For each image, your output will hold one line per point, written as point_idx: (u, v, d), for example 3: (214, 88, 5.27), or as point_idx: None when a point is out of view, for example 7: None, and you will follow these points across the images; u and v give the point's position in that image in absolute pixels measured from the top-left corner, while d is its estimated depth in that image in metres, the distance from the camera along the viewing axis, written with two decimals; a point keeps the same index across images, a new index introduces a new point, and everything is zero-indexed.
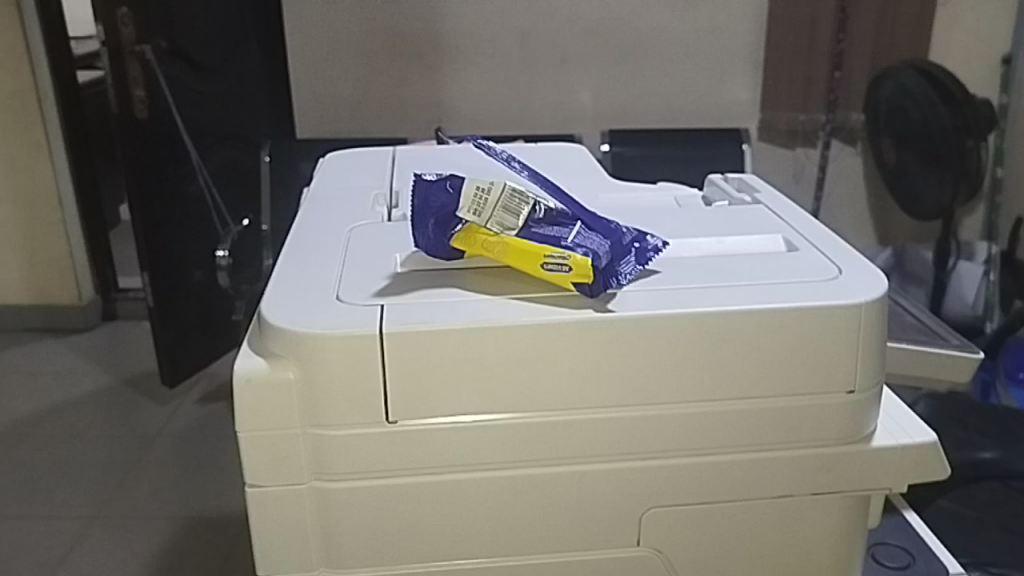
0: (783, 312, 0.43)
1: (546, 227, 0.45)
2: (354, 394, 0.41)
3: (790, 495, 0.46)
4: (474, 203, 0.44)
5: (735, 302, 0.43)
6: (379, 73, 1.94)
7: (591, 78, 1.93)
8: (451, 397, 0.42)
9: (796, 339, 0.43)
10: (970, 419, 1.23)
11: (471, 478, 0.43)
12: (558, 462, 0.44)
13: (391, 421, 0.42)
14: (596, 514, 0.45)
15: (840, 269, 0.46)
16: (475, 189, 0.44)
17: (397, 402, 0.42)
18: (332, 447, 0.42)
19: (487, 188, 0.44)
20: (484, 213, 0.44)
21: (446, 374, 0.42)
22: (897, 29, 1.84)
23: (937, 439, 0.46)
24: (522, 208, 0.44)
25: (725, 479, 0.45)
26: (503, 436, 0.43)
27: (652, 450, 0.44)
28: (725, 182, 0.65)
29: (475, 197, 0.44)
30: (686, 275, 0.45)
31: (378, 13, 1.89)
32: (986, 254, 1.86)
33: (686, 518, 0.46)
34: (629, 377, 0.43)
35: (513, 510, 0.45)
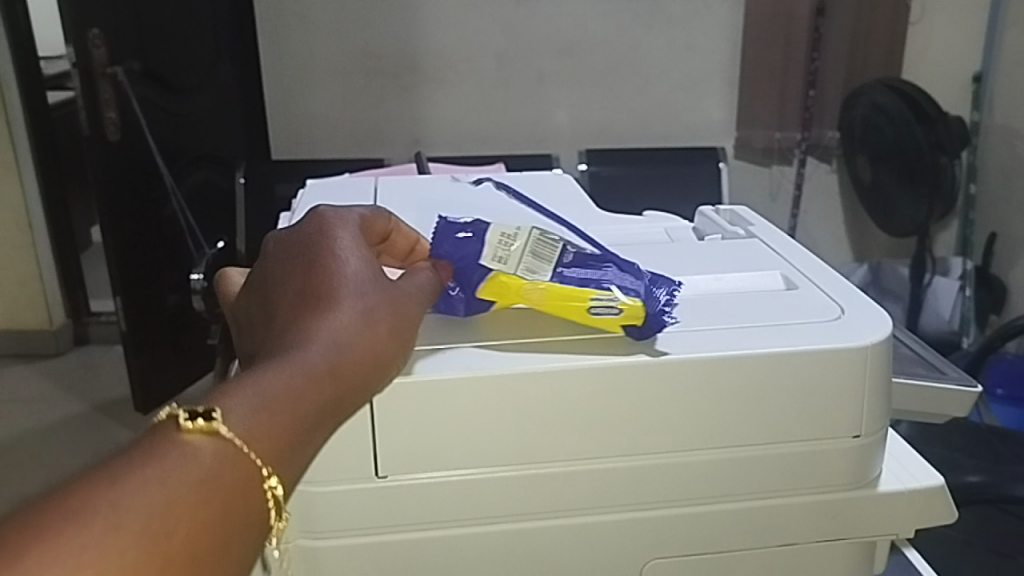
0: (788, 357, 0.41)
1: (577, 269, 0.43)
2: (343, 446, 0.39)
3: (796, 542, 0.44)
4: (499, 250, 0.43)
5: (737, 347, 0.41)
6: (355, 94, 1.91)
7: (569, 98, 1.92)
8: (445, 449, 0.40)
9: (801, 383, 0.42)
10: (953, 439, 1.23)
11: (468, 532, 0.42)
12: (557, 514, 0.42)
13: (381, 475, 0.40)
14: (595, 565, 0.43)
15: (842, 308, 0.45)
16: (499, 235, 0.44)
17: (388, 456, 0.40)
18: (320, 502, 0.40)
19: (512, 235, 0.44)
20: (510, 261, 0.43)
21: (439, 425, 0.40)
22: (871, 48, 1.85)
23: (944, 482, 0.45)
24: (550, 252, 0.43)
25: (727, 530, 0.44)
26: (498, 488, 0.41)
27: (654, 500, 0.42)
28: (716, 214, 0.65)
29: (499, 243, 0.43)
30: (690, 318, 0.44)
31: (352, 32, 1.86)
32: (961, 270, 1.87)
33: (688, 567, 0.44)
34: (631, 425, 0.41)
35: (509, 565, 0.43)
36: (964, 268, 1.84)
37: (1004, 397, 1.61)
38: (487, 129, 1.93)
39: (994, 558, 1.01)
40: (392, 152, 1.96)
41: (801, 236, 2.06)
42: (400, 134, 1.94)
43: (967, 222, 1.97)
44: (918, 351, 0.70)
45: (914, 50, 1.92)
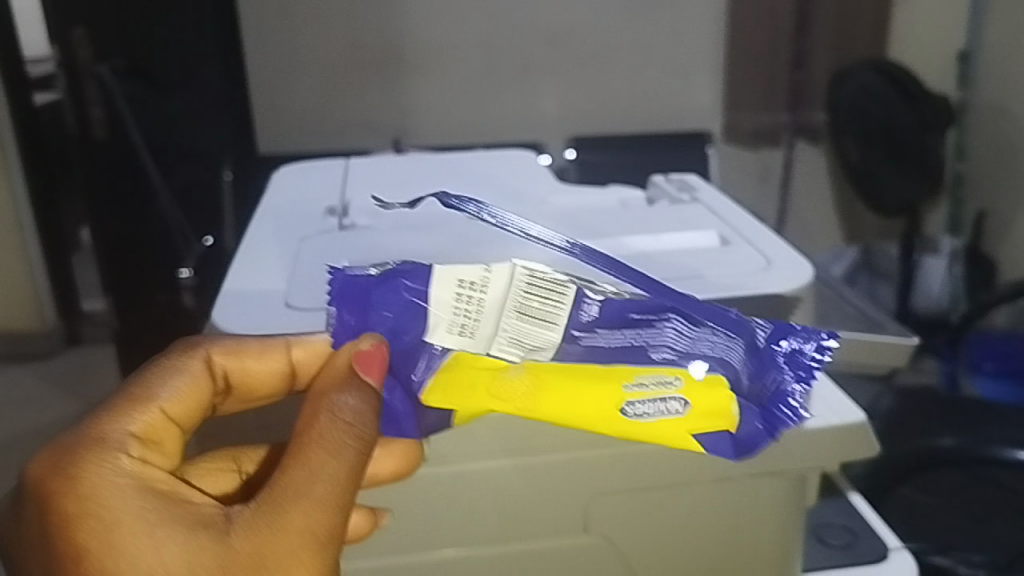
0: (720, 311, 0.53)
1: (608, 331, 0.45)
2: None
3: (729, 477, 0.55)
4: (460, 317, 0.45)
5: None
6: (331, 82, 1.80)
7: (557, 87, 1.83)
8: None
9: None
10: (933, 410, 1.21)
11: (460, 474, 0.53)
12: (529, 455, 0.53)
13: None
14: (557, 502, 0.55)
15: (769, 260, 0.57)
16: (460, 285, 0.44)
17: None
18: None
19: (472, 282, 0.44)
20: (478, 333, 0.45)
21: None
22: (857, 25, 1.80)
23: (865, 419, 0.53)
24: (533, 301, 0.44)
25: (666, 471, 0.54)
26: (478, 433, 0.52)
27: (607, 442, 0.53)
28: (666, 184, 0.73)
29: (462, 301, 0.45)
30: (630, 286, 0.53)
31: (322, 16, 1.75)
32: (951, 248, 1.89)
33: (627, 502, 0.55)
34: None
35: (494, 501, 0.54)
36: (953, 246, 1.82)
37: (992, 372, 1.57)
38: (469, 122, 1.84)
39: (967, 525, 1.02)
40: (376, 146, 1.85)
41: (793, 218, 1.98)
42: (382, 126, 1.84)
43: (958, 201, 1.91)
44: (863, 311, 0.82)
45: (905, 25, 1.83)
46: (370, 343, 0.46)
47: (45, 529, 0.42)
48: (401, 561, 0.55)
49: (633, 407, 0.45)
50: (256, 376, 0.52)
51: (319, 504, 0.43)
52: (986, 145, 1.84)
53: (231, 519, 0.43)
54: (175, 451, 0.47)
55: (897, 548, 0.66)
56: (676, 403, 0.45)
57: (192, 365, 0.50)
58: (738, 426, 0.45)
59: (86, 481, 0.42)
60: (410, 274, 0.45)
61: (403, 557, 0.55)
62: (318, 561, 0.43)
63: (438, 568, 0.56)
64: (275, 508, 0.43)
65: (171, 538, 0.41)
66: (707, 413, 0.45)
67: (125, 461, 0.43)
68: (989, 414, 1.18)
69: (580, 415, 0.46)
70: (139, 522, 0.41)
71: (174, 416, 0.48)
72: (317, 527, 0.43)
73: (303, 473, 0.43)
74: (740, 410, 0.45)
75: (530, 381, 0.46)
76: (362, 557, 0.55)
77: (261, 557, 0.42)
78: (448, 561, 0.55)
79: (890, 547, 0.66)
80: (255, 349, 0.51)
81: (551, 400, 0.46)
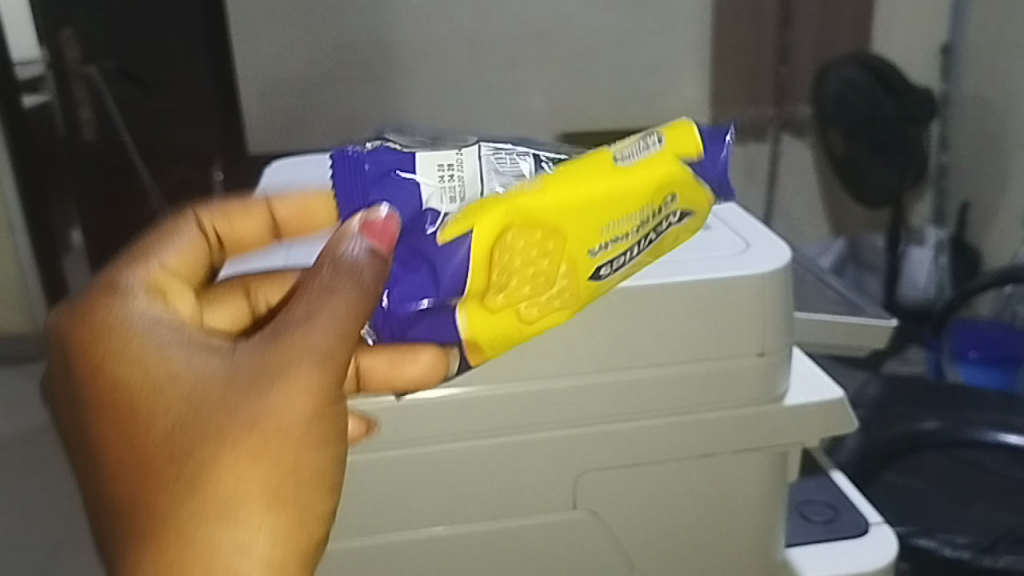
0: (698, 285, 0.56)
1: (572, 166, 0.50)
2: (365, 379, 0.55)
3: (714, 453, 0.60)
4: (448, 177, 0.47)
5: (652, 279, 0.55)
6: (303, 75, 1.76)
7: (544, 84, 1.82)
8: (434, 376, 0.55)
9: (703, 308, 0.56)
10: (920, 397, 1.19)
11: (456, 450, 0.57)
12: (522, 432, 0.58)
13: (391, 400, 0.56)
14: (547, 480, 0.59)
15: (747, 243, 0.59)
16: (438, 160, 0.47)
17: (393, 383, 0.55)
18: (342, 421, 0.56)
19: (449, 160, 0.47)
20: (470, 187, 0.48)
21: None
22: (841, 15, 1.78)
23: (841, 397, 0.62)
24: (506, 160, 0.49)
25: (653, 445, 0.59)
26: (474, 409, 0.56)
27: (601, 417, 0.58)
28: None
29: (445, 167, 0.47)
30: (618, 271, 0.56)
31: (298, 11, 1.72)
32: (937, 240, 1.84)
33: (613, 480, 0.60)
34: (574, 352, 0.56)
35: (488, 478, 0.58)
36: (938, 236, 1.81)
37: (977, 360, 1.56)
38: (456, 121, 1.81)
39: (953, 508, 1.04)
40: None
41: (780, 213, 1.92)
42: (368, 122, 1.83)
43: (942, 192, 1.88)
44: (841, 293, 0.89)
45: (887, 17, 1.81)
46: (381, 214, 0.44)
47: (61, 357, 0.42)
48: (398, 538, 0.59)
49: (620, 158, 0.48)
50: (246, 235, 0.53)
51: (322, 325, 0.41)
52: (969, 136, 1.80)
53: (237, 344, 0.42)
54: (182, 299, 0.47)
55: (876, 521, 0.68)
56: (652, 139, 0.48)
57: (184, 225, 0.50)
58: (706, 149, 0.49)
59: (96, 308, 0.42)
60: (389, 155, 0.47)
61: (395, 536, 0.59)
62: (324, 384, 0.41)
63: (432, 545, 0.59)
64: (280, 330, 0.41)
65: (179, 357, 0.41)
66: (680, 143, 0.49)
67: (133, 292, 0.43)
68: (971, 399, 1.18)
69: (589, 191, 0.46)
70: (148, 341, 0.41)
71: (175, 271, 0.48)
72: (319, 348, 0.41)
73: (309, 299, 0.41)
74: (701, 132, 0.49)
75: (529, 183, 0.47)
76: (357, 536, 0.59)
77: (265, 368, 0.40)
78: (435, 539, 0.59)
79: (870, 521, 0.68)
80: (240, 207, 0.52)
81: (554, 186, 0.46)
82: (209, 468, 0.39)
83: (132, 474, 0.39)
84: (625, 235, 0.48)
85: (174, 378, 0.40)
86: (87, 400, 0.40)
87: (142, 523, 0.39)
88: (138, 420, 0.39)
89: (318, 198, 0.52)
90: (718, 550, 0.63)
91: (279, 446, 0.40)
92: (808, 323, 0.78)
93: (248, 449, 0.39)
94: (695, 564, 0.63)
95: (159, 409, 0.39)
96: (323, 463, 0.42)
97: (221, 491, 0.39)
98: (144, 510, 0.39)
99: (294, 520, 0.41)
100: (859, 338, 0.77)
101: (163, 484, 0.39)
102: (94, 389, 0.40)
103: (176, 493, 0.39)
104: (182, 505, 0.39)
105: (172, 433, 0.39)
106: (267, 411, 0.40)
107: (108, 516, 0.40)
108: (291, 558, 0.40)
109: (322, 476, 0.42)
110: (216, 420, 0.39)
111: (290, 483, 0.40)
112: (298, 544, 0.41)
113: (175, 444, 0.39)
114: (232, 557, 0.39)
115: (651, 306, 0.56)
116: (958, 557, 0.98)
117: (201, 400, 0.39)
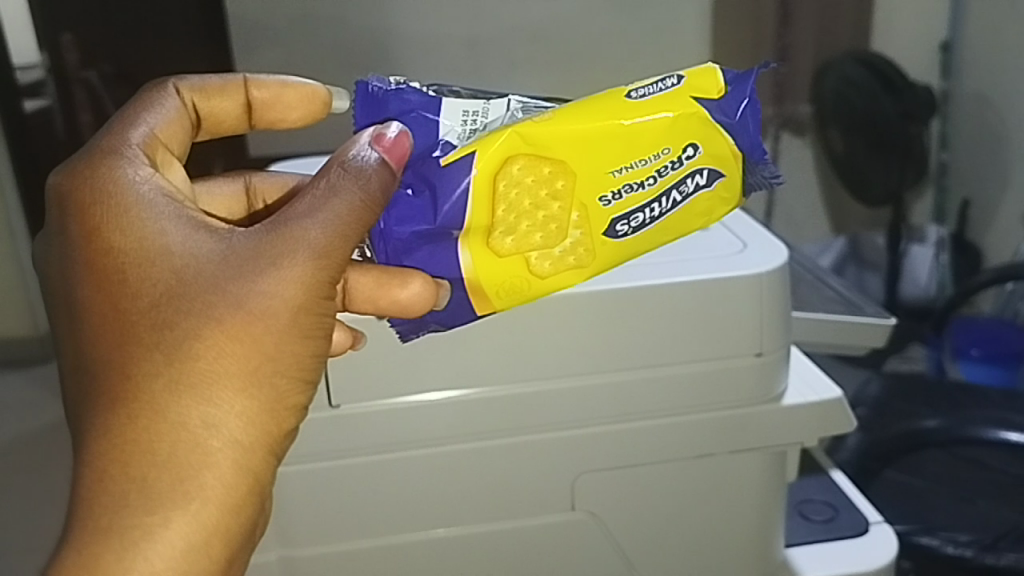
0: (695, 285, 0.56)
1: None
2: (364, 379, 0.56)
3: (711, 454, 0.60)
4: (468, 128, 0.53)
5: (647, 279, 0.56)
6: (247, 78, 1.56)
7: (543, 82, 1.59)
8: (433, 376, 0.56)
9: (701, 306, 0.56)
10: (920, 394, 1.18)
11: (455, 451, 0.58)
12: (521, 433, 0.58)
13: (391, 398, 0.56)
14: (546, 481, 0.59)
15: (745, 243, 0.60)
16: (463, 112, 0.53)
17: (394, 383, 0.56)
18: (343, 420, 0.56)
19: (474, 111, 0.53)
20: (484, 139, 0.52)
21: (443, 354, 0.55)
22: (841, 14, 1.63)
23: (840, 396, 0.62)
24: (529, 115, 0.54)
25: (648, 445, 0.59)
26: (473, 407, 0.57)
27: (597, 418, 0.58)
28: None
29: (466, 119, 0.53)
30: (613, 272, 0.56)
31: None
32: (938, 237, 1.79)
33: (610, 481, 0.60)
34: (572, 350, 0.56)
35: (487, 479, 0.59)
36: (940, 234, 1.76)
37: (979, 357, 1.55)
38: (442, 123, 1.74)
39: (955, 504, 1.04)
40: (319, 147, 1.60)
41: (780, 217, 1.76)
42: None
43: (943, 190, 1.80)
44: (841, 293, 0.89)
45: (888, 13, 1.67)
46: (394, 129, 0.50)
47: (62, 219, 0.46)
48: (399, 540, 0.59)
49: (636, 95, 0.51)
50: (222, 112, 0.58)
51: (322, 222, 0.46)
52: None
53: (234, 231, 0.46)
54: (170, 169, 0.52)
55: (877, 521, 0.68)
56: (672, 80, 0.51)
57: (165, 96, 0.55)
58: (727, 91, 0.50)
59: (100, 175, 0.46)
60: (419, 97, 0.53)
61: (398, 537, 0.59)
62: (317, 277, 0.45)
63: (433, 548, 0.60)
64: (281, 222, 0.46)
65: (176, 234, 0.45)
66: (699, 86, 0.50)
67: (137, 162, 0.48)
68: (973, 398, 1.17)
69: (598, 127, 0.50)
70: (148, 213, 0.45)
71: (165, 141, 0.53)
72: (315, 243, 0.45)
73: (317, 197, 0.47)
74: (724, 76, 0.51)
75: (547, 116, 0.50)
76: (360, 539, 0.59)
77: (260, 255, 0.45)
78: (439, 540, 0.60)
79: (870, 521, 0.68)
80: (217, 85, 0.57)
81: (569, 120, 0.50)
82: (190, 341, 0.43)
83: (117, 328, 0.43)
84: (641, 182, 0.51)
85: (169, 250, 0.44)
86: (84, 262, 0.45)
87: (116, 385, 0.42)
88: (130, 286, 0.44)
89: (296, 92, 0.59)
90: (716, 550, 0.63)
91: (260, 329, 0.44)
92: (807, 322, 0.79)
93: (230, 328, 0.44)
94: (695, 564, 0.63)
95: (152, 277, 0.44)
96: (302, 354, 0.46)
97: (198, 363, 0.43)
98: (122, 371, 0.43)
99: (263, 405, 0.45)
100: (859, 337, 0.78)
101: (144, 348, 0.43)
102: (92, 252, 0.45)
103: (155, 360, 0.43)
104: (159, 370, 0.42)
105: (160, 301, 0.43)
106: (255, 293, 0.44)
107: (84, 363, 0.44)
108: (255, 439, 0.45)
109: (297, 367, 0.46)
110: (204, 293, 0.44)
111: (265, 369, 0.45)
112: (264, 428, 0.45)
113: (163, 308, 0.43)
114: (200, 429, 0.43)
115: (646, 303, 0.56)
116: (959, 555, 0.98)
117: (193, 274, 0.44)
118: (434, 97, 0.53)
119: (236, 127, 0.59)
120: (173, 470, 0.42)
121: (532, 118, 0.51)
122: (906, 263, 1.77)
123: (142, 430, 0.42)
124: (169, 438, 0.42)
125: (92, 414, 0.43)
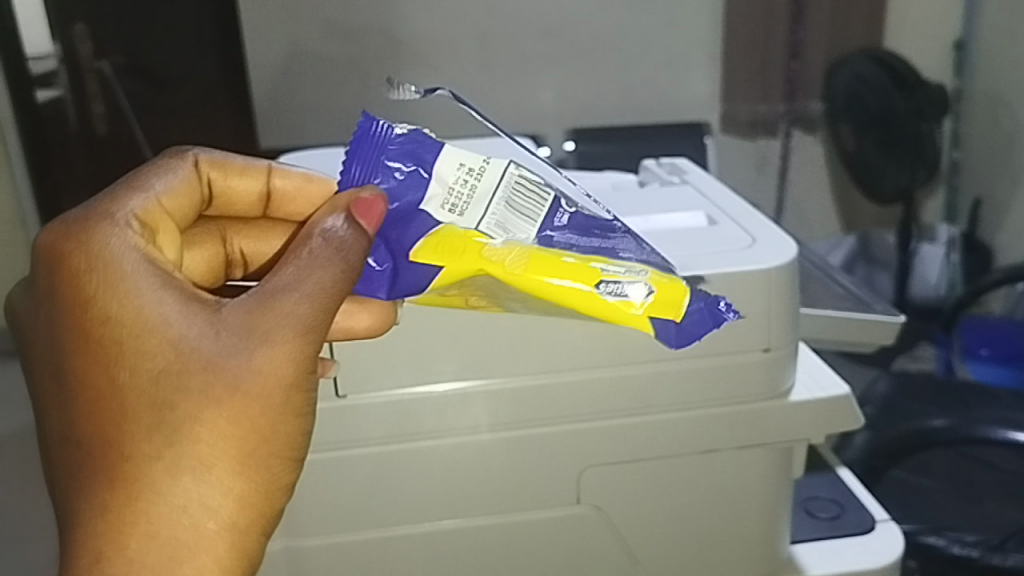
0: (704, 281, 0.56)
1: (578, 233, 0.49)
2: (373, 368, 0.56)
3: (718, 449, 0.60)
4: (449, 194, 0.48)
5: None
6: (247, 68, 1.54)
7: (554, 77, 1.54)
8: (437, 369, 0.56)
9: None
10: (927, 394, 1.18)
11: (463, 443, 0.58)
12: (523, 425, 0.58)
13: (396, 389, 0.56)
14: (548, 477, 0.59)
15: (754, 238, 0.60)
16: (459, 167, 0.48)
17: (400, 374, 0.56)
18: (352, 410, 0.56)
19: (471, 168, 0.48)
20: (464, 211, 0.48)
21: (450, 345, 0.56)
22: (854, 11, 1.60)
23: (848, 393, 0.61)
24: (529, 203, 0.48)
25: (651, 445, 0.59)
26: (476, 400, 0.57)
27: (601, 414, 0.58)
28: (658, 168, 0.81)
29: (458, 176, 0.48)
30: None
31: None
32: (949, 235, 1.75)
33: (616, 476, 0.60)
34: (576, 350, 0.57)
35: (494, 471, 0.59)
36: (950, 235, 1.74)
37: (989, 358, 1.54)
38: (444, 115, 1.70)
39: (963, 505, 1.03)
40: (317, 134, 1.50)
41: (788, 217, 1.72)
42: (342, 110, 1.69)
43: (953, 188, 1.77)
44: (851, 292, 0.89)
45: (899, 10, 1.64)
46: (369, 194, 0.48)
47: (52, 282, 0.45)
48: (396, 533, 0.59)
49: (605, 288, 0.47)
50: (236, 192, 0.58)
51: (307, 298, 0.45)
52: (986, 132, 1.71)
53: (224, 302, 0.45)
54: (168, 240, 0.50)
55: (883, 519, 0.68)
56: (643, 289, 0.46)
57: (180, 164, 0.54)
58: (687, 321, 0.46)
59: (96, 242, 0.45)
60: (422, 147, 0.49)
61: (403, 528, 0.59)
62: (304, 352, 0.45)
63: (437, 539, 0.60)
64: (269, 292, 0.45)
65: (171, 308, 0.44)
66: (663, 303, 0.47)
67: (128, 228, 0.47)
68: (982, 398, 1.16)
69: (559, 287, 0.47)
70: (141, 286, 0.44)
71: (168, 209, 0.52)
72: (302, 317, 0.45)
73: (302, 263, 0.46)
74: (691, 304, 0.47)
75: (519, 254, 0.47)
76: (366, 529, 0.59)
77: (252, 330, 0.44)
78: (443, 532, 0.60)
79: (875, 519, 0.68)
80: (239, 166, 0.57)
81: (533, 267, 0.47)
82: (190, 423, 0.43)
83: (114, 403, 0.43)
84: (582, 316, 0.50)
85: (167, 325, 0.44)
86: (78, 330, 0.44)
87: (117, 464, 0.42)
88: (127, 361, 0.43)
89: (319, 186, 0.58)
90: (721, 546, 0.63)
91: (255, 411, 0.44)
92: (818, 321, 0.79)
93: (229, 408, 0.43)
94: (698, 559, 0.63)
95: (150, 352, 0.43)
96: (295, 432, 0.46)
97: (199, 446, 0.43)
98: (124, 450, 0.42)
99: (257, 486, 0.45)
100: (863, 335, 0.78)
101: (144, 429, 0.42)
102: (88, 321, 0.44)
103: (155, 440, 0.42)
104: (159, 452, 0.42)
105: (158, 379, 0.43)
106: (249, 372, 0.44)
107: (75, 437, 0.43)
108: (252, 519, 0.44)
109: (289, 445, 0.46)
110: (203, 373, 0.43)
111: (262, 449, 0.45)
112: (258, 509, 0.45)
113: (161, 386, 0.43)
114: (197, 512, 0.43)
115: None
116: (966, 555, 0.97)
117: (189, 351, 0.43)
118: (438, 142, 0.49)
119: (247, 212, 0.59)
120: (172, 554, 0.42)
121: (508, 236, 0.48)
122: (915, 264, 1.73)
123: (141, 512, 0.42)
124: (168, 519, 0.42)
125: (89, 492, 0.42)
